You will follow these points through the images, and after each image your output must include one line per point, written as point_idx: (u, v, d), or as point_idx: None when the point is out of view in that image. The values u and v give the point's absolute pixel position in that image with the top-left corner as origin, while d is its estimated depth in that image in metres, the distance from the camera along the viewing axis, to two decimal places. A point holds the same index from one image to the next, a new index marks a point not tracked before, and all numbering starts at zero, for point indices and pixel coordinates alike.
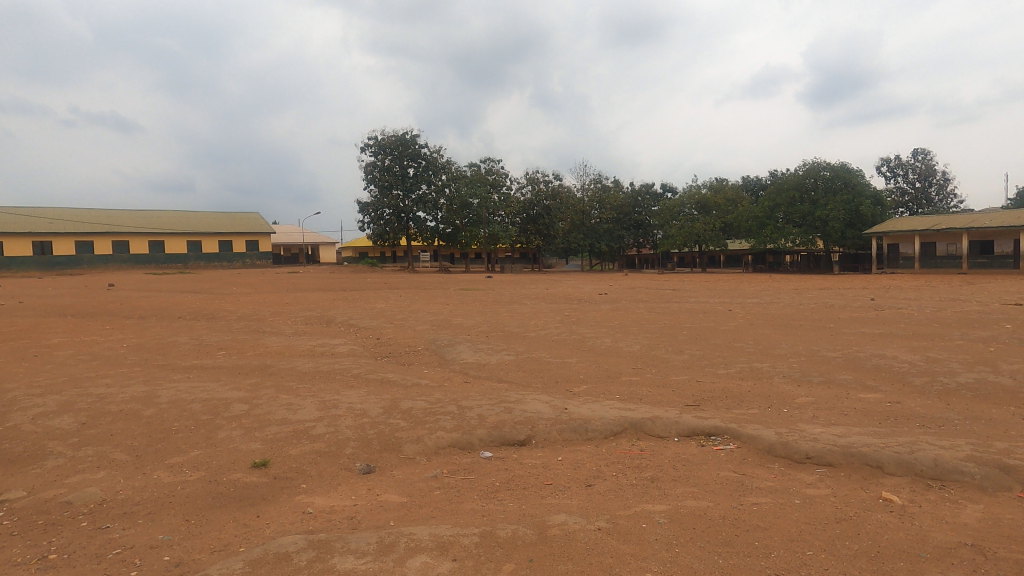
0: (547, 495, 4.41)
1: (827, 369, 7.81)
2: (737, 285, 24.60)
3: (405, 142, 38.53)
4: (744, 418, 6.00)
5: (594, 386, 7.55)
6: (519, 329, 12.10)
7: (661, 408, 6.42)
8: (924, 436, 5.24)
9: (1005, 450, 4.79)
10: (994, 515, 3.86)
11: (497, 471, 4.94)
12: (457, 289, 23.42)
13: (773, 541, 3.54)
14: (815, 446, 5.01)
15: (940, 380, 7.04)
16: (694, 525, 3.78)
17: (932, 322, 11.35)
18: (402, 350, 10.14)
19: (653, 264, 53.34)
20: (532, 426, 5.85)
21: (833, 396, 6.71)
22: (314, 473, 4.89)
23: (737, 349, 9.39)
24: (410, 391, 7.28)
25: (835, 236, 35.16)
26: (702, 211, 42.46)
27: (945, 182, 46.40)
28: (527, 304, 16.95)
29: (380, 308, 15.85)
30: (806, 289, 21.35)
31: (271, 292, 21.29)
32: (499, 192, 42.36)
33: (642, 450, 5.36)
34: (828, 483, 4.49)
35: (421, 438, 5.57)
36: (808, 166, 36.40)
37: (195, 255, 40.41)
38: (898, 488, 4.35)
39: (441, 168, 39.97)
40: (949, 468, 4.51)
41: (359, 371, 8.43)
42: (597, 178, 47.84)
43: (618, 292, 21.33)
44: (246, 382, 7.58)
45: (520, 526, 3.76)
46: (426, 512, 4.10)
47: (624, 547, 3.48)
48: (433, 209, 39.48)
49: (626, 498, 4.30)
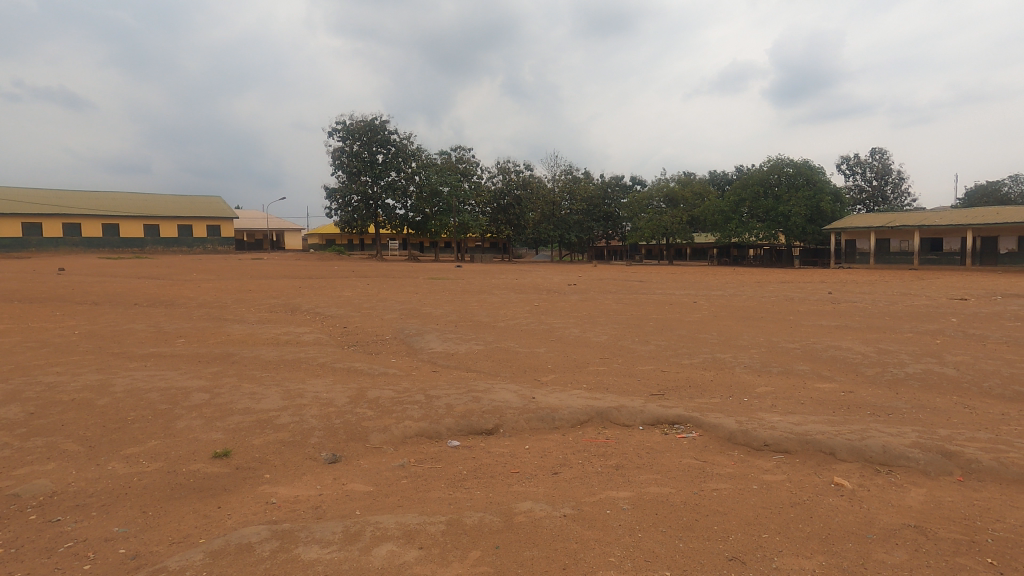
0: (514, 482, 4.44)
1: (786, 360, 8.07)
2: (701, 278, 25.13)
3: (374, 127, 37.76)
4: (705, 407, 6.17)
5: (562, 375, 7.63)
6: (488, 318, 12.11)
7: (626, 398, 6.53)
8: (873, 424, 5.49)
9: (948, 438, 5.05)
10: (935, 498, 4.09)
11: (464, 459, 4.95)
12: (426, 278, 23.24)
13: (731, 525, 3.67)
14: (773, 434, 5.18)
15: (890, 370, 7.38)
16: (656, 511, 3.88)
17: (885, 315, 11.88)
18: (369, 339, 10.00)
19: (622, 257, 53.68)
20: (500, 414, 5.88)
21: (791, 385, 6.95)
22: (278, 462, 4.81)
23: (701, 340, 9.60)
24: (377, 380, 7.20)
25: (796, 232, 36.11)
26: (670, 204, 43.16)
27: (900, 181, 48.19)
28: (497, 294, 16.96)
29: (348, 297, 15.62)
30: (769, 283, 21.77)
31: (232, 279, 20.63)
32: (470, 180, 42.38)
33: (608, 438, 5.45)
34: (784, 469, 4.66)
35: (388, 427, 5.54)
36: (771, 163, 37.41)
37: (153, 240, 38.93)
38: (849, 473, 4.55)
39: (411, 156, 39.39)
40: (896, 454, 4.74)
41: (326, 359, 8.31)
42: (567, 169, 47.95)
43: (586, 283, 21.52)
44: (207, 371, 7.36)
45: (487, 514, 3.79)
46: (392, 501, 4.09)
47: (588, 533, 3.55)
48: (402, 196, 39.00)
49: (591, 485, 4.38)
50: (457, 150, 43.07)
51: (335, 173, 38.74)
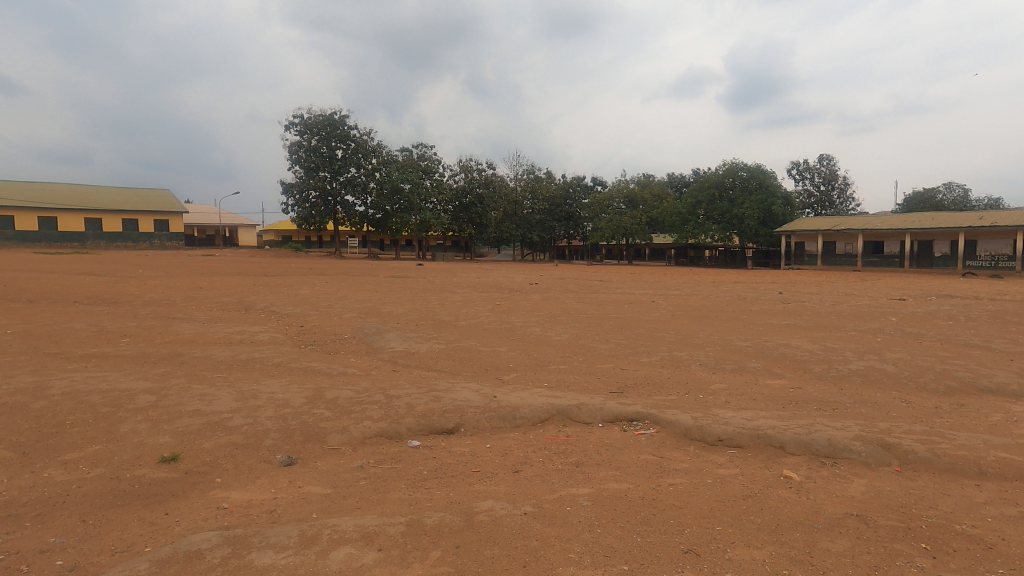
0: (475, 482, 4.43)
1: (739, 358, 8.35)
2: (660, 278, 25.68)
3: (334, 122, 36.91)
4: (663, 404, 6.31)
5: (523, 374, 7.65)
6: (450, 317, 12.05)
7: (586, 395, 6.61)
8: (820, 418, 5.74)
9: (888, 430, 5.34)
10: (876, 488, 4.31)
11: (425, 459, 4.90)
12: (386, 276, 22.89)
13: (687, 519, 3.77)
14: (727, 429, 5.35)
15: (835, 367, 7.74)
16: (614, 507, 3.94)
17: (831, 315, 12.43)
18: (327, 338, 9.79)
19: (583, 257, 54.26)
20: (461, 413, 5.86)
21: (744, 382, 7.20)
22: (230, 466, 4.65)
23: (659, 338, 9.81)
24: (336, 380, 7.05)
25: (750, 234, 37.34)
26: (630, 205, 43.94)
27: (846, 186, 50.47)
28: (459, 293, 16.90)
29: (305, 295, 15.25)
30: (724, 284, 22.46)
31: (181, 276, 19.77)
32: (432, 178, 42.06)
33: (568, 436, 5.51)
34: (736, 463, 4.82)
35: (347, 428, 5.43)
36: (726, 166, 38.54)
37: (94, 235, 37.00)
38: (797, 466, 4.74)
39: (372, 151, 38.72)
40: (840, 447, 4.97)
41: (282, 359, 8.07)
42: (530, 168, 48.18)
43: (547, 283, 21.65)
44: (153, 372, 7.05)
45: (448, 514, 3.77)
46: (351, 503, 4.01)
47: (549, 530, 3.58)
48: (362, 193, 38.33)
49: (552, 482, 4.42)
50: (418, 148, 42.58)
51: (292, 168, 37.73)
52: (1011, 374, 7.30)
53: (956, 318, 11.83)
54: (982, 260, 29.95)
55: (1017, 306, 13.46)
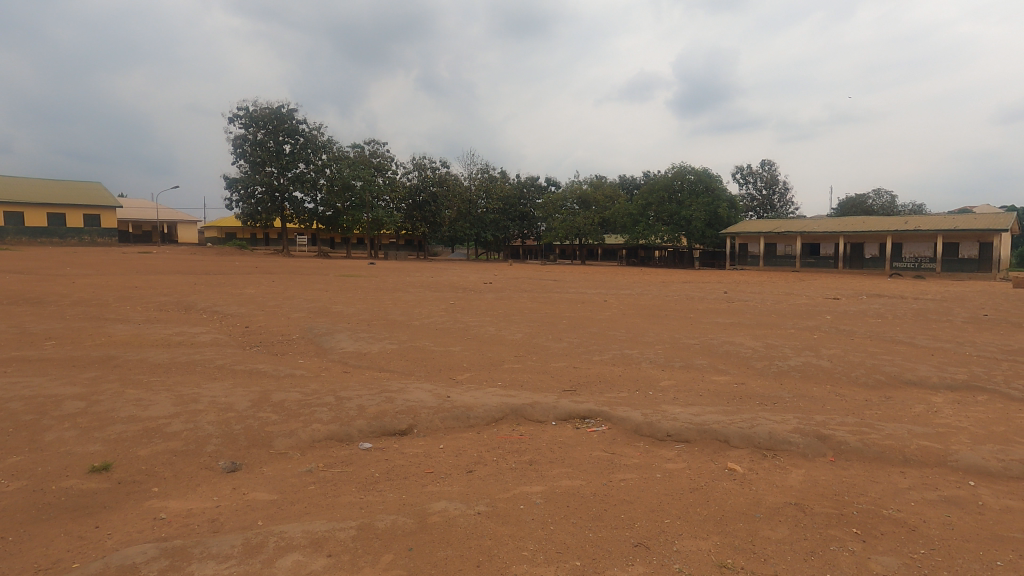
0: (428, 482, 4.39)
1: (687, 355, 8.62)
2: (612, 278, 26.17)
3: (281, 116, 35.72)
4: (615, 401, 6.44)
5: (477, 374, 7.63)
6: (403, 317, 11.89)
7: (540, 394, 6.67)
8: (762, 413, 6.00)
9: (824, 423, 5.62)
10: (812, 478, 4.54)
11: (376, 462, 4.82)
12: (337, 276, 22.35)
13: (636, 513, 3.85)
14: (675, 425, 5.52)
15: (776, 363, 8.11)
16: (567, 504, 3.98)
17: (771, 313, 13.04)
18: (274, 339, 9.45)
19: (537, 256, 54.60)
20: (414, 414, 5.79)
21: (691, 378, 7.44)
22: (168, 474, 4.42)
23: (611, 337, 10.00)
24: (283, 382, 6.83)
25: (696, 235, 38.61)
26: (583, 206, 44.68)
27: (785, 191, 53.00)
28: (413, 292, 16.71)
29: (250, 294, 14.69)
30: (672, 283, 23.24)
31: (115, 274, 18.69)
32: (384, 175, 41.61)
33: (522, 434, 5.54)
34: (684, 457, 4.97)
35: (295, 432, 5.27)
36: (675, 169, 39.82)
37: (16, 229, 34.40)
38: (741, 459, 4.94)
39: (322, 147, 37.70)
40: (780, 439, 5.21)
41: (225, 361, 7.75)
42: (484, 167, 48.11)
43: (501, 282, 21.70)
44: (83, 376, 6.61)
45: (400, 516, 3.71)
46: (299, 509, 3.89)
47: (503, 529, 3.58)
48: (311, 189, 37.24)
49: (506, 481, 4.43)
50: (371, 144, 41.87)
51: (237, 162, 36.28)
52: (931, 367, 7.85)
53: (884, 316, 12.62)
54: (907, 261, 32.08)
55: (938, 305, 14.47)
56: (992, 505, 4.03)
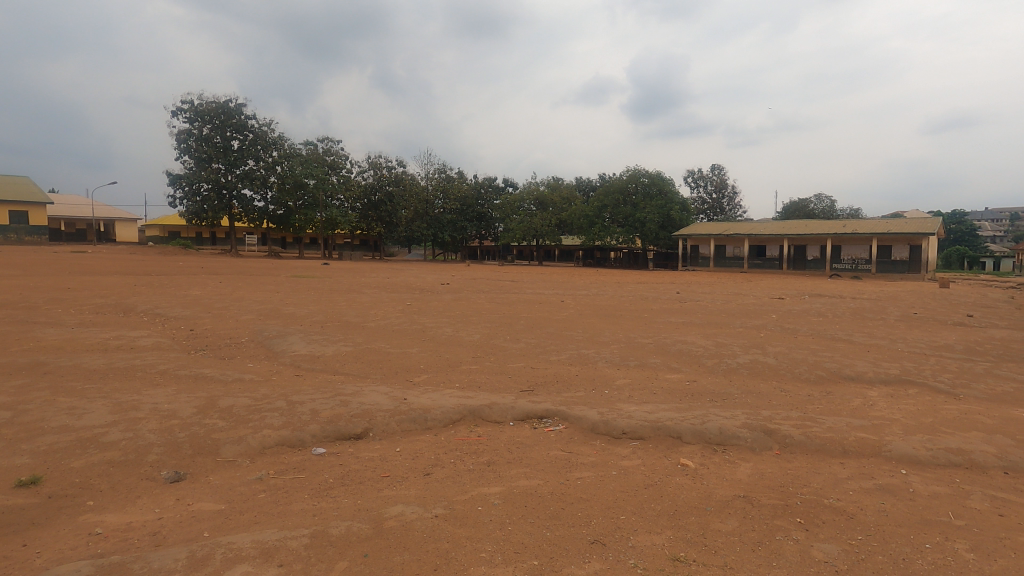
0: (385, 487, 4.32)
1: (641, 355, 8.80)
2: (569, 279, 26.43)
3: (229, 111, 34.40)
4: (571, 401, 6.51)
5: (434, 375, 7.57)
6: (358, 318, 11.66)
7: (498, 395, 6.67)
8: (713, 409, 6.20)
9: (770, 418, 5.86)
10: (760, 471, 4.72)
11: (330, 467, 4.70)
12: (289, 276, 21.70)
13: (593, 511, 3.90)
14: (630, 423, 5.63)
15: (725, 360, 8.39)
16: (525, 504, 4.00)
17: (721, 313, 13.48)
18: (222, 343, 9.09)
19: (495, 257, 54.54)
20: (370, 418, 5.68)
21: (646, 377, 7.60)
22: (105, 487, 4.17)
23: (568, 337, 10.11)
24: (231, 387, 6.57)
25: (650, 237, 39.47)
26: (540, 207, 45.02)
27: (734, 195, 54.96)
28: (369, 293, 16.42)
29: (196, 296, 14.06)
30: (627, 284, 23.67)
31: (45, 275, 17.56)
32: (339, 174, 40.83)
33: (480, 435, 5.52)
34: (639, 454, 5.07)
35: (244, 438, 5.08)
36: (629, 172, 40.72)
37: None
38: (693, 454, 5.09)
39: (272, 144, 36.55)
40: (730, 434, 5.39)
41: (168, 366, 7.39)
42: (441, 167, 47.71)
43: (459, 283, 21.56)
44: (8, 384, 6.17)
45: (355, 522, 3.63)
46: (248, 518, 3.76)
47: (460, 531, 3.56)
48: (261, 187, 36.04)
49: (463, 483, 4.40)
50: (324, 142, 40.96)
51: (181, 158, 34.71)
52: (867, 363, 8.31)
53: (825, 315, 13.26)
54: (846, 263, 33.76)
55: (873, 305, 15.32)
56: (921, 492, 4.30)
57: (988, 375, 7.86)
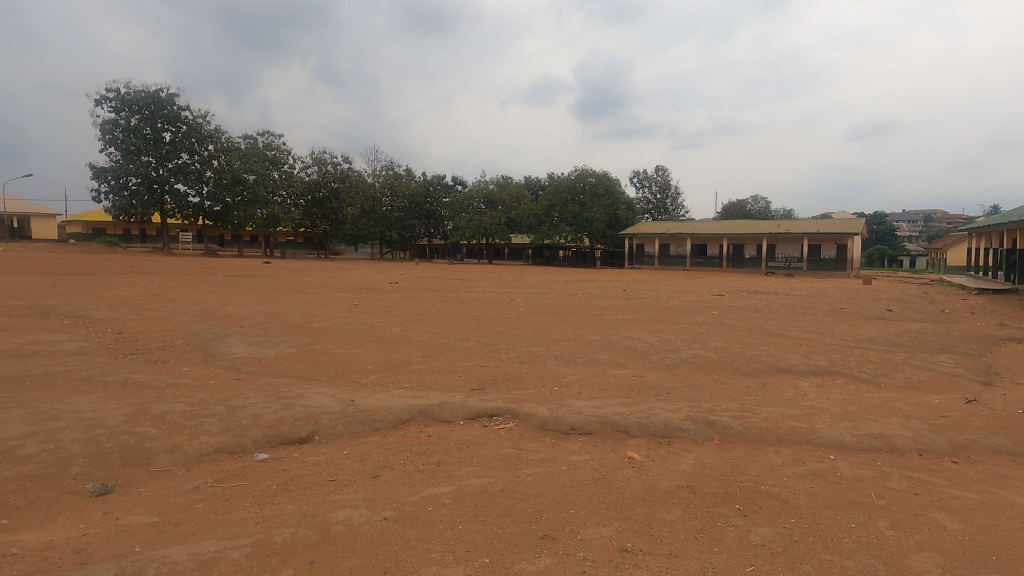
0: (332, 491, 4.21)
1: (589, 351, 8.95)
2: (519, 277, 26.55)
3: (159, 101, 32.48)
4: (522, 398, 6.56)
5: (382, 375, 7.45)
6: (302, 319, 11.28)
7: (448, 394, 6.63)
8: (657, 403, 6.39)
9: (712, 410, 6.10)
10: (702, 461, 4.91)
11: (273, 473, 4.54)
12: (228, 276, 20.76)
13: (543, 506, 3.95)
14: (579, 418, 5.73)
15: (670, 356, 8.67)
16: (476, 502, 4.00)
17: (666, 309, 13.94)
18: (154, 346, 8.59)
19: (444, 255, 54.10)
20: (316, 421, 5.53)
21: (594, 373, 7.76)
22: (21, 503, 3.86)
23: (518, 335, 10.17)
24: (165, 393, 6.22)
25: (598, 236, 40.25)
26: (489, 205, 44.95)
27: (677, 196, 56.86)
28: (314, 293, 15.95)
29: (125, 297, 13.24)
30: (575, 282, 24.05)
31: None
32: (280, 169, 39.36)
33: (430, 435, 5.47)
34: (587, 449, 5.17)
35: (179, 446, 4.83)
36: (577, 172, 41.52)
37: None
38: (639, 447, 5.23)
39: (208, 137, 34.83)
40: (673, 427, 5.58)
41: (93, 372, 6.91)
42: (389, 164, 46.83)
43: (407, 282, 21.25)
44: None
45: (300, 529, 3.52)
46: (184, 530, 3.57)
47: (410, 532, 3.52)
48: (196, 182, 34.30)
49: (413, 484, 4.35)
50: (264, 136, 39.35)
51: (106, 150, 32.50)
52: (800, 355, 8.79)
53: (762, 310, 13.92)
54: (780, 261, 35.61)
55: (804, 300, 16.23)
56: (847, 475, 4.60)
57: (906, 364, 8.48)
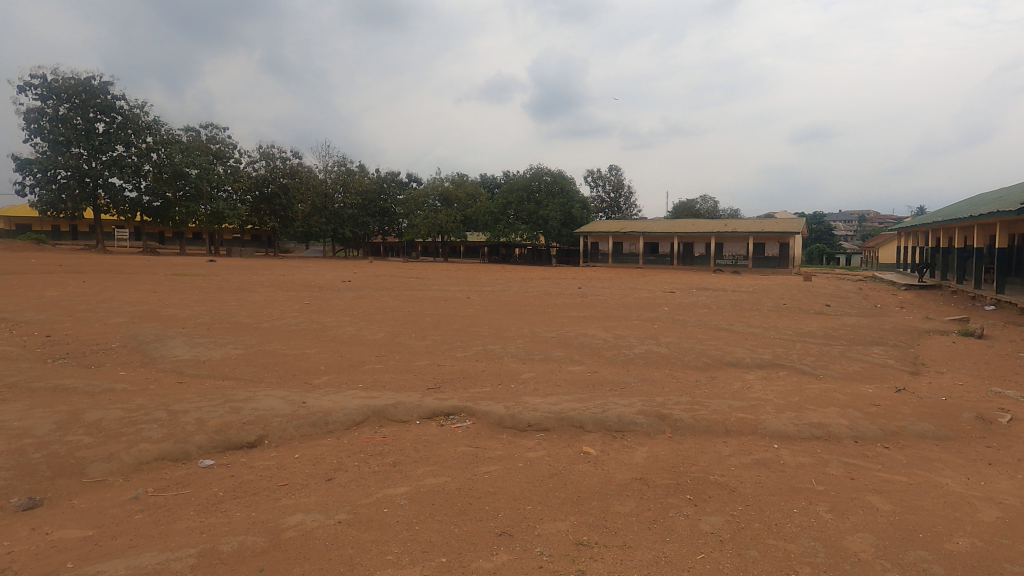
0: (282, 496, 4.08)
1: (545, 348, 9.04)
2: (475, 275, 26.50)
3: (91, 89, 30.55)
4: (478, 396, 6.55)
5: (335, 376, 7.28)
6: (250, 319, 10.88)
7: (403, 393, 6.55)
8: (611, 398, 6.51)
9: (664, 404, 6.26)
10: (654, 454, 5.02)
11: (220, 479, 4.37)
12: (169, 274, 19.82)
13: (500, 504, 3.95)
14: (536, 415, 5.77)
15: (623, 351, 8.86)
16: (432, 502, 3.96)
17: (620, 306, 14.24)
18: (87, 349, 8.10)
19: (399, 253, 53.36)
20: (265, 424, 5.34)
21: (549, 370, 7.83)
22: None
23: (474, 333, 10.14)
24: (100, 398, 5.88)
25: (553, 234, 40.69)
26: (445, 203, 44.58)
27: (630, 195, 58.10)
28: (263, 292, 15.42)
29: (55, 298, 12.44)
30: (532, 279, 24.23)
31: None
32: (225, 163, 37.85)
33: (384, 436, 5.38)
34: (544, 445, 5.21)
35: (116, 455, 4.57)
36: (532, 171, 41.84)
37: None
38: (594, 442, 5.31)
39: (146, 128, 33.06)
40: (627, 421, 5.70)
41: (18, 378, 6.44)
42: (341, 160, 45.75)
43: (361, 280, 20.84)
44: None
45: (249, 536, 3.40)
46: (123, 542, 3.39)
47: (365, 535, 3.46)
48: (133, 176, 32.54)
49: (368, 486, 4.27)
50: (207, 128, 37.78)
51: (31, 140, 30.37)
52: (746, 349, 9.15)
53: (710, 306, 14.42)
54: (728, 259, 36.93)
55: (749, 296, 16.89)
56: (790, 463, 4.82)
57: (842, 356, 8.96)
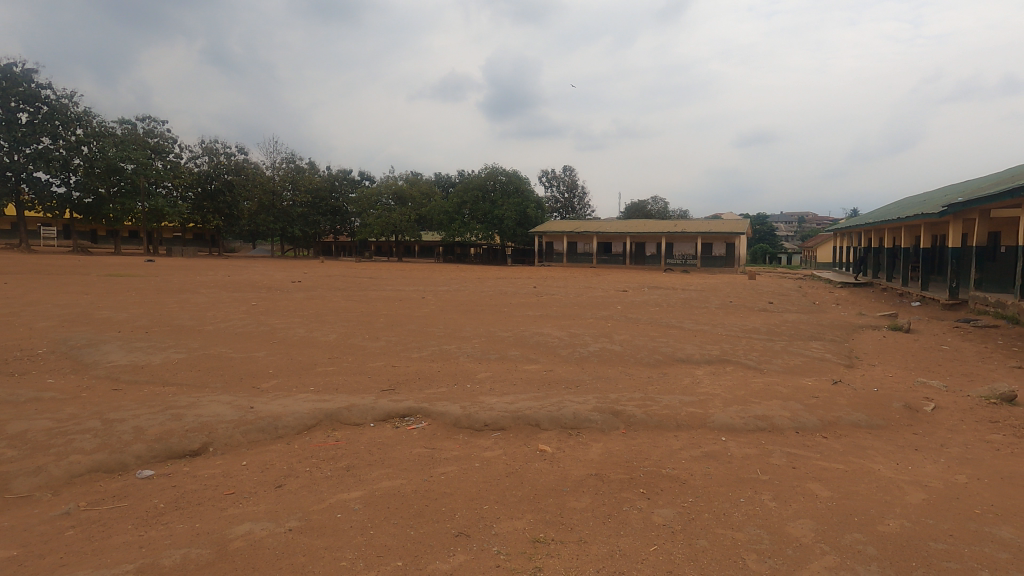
0: (229, 505, 3.92)
1: (500, 347, 9.05)
2: (430, 275, 26.24)
3: (12, 76, 28.43)
4: (434, 397, 6.49)
5: (286, 379, 7.06)
6: (192, 321, 10.38)
7: (357, 396, 6.41)
8: (567, 396, 6.59)
9: (618, 400, 6.38)
10: (609, 450, 5.12)
11: (161, 490, 4.15)
12: (103, 275, 18.69)
13: (457, 504, 3.93)
14: (492, 414, 5.77)
15: (578, 350, 8.97)
16: (387, 505, 3.90)
17: (574, 305, 14.42)
18: (9, 356, 7.53)
19: (352, 253, 52.20)
20: (209, 432, 5.11)
21: (505, 369, 7.84)
22: None
23: (430, 333, 10.04)
24: (25, 408, 5.49)
25: (508, 234, 40.79)
26: (399, 202, 43.95)
27: (583, 196, 58.98)
28: (206, 293, 14.77)
29: None
30: (488, 279, 24.20)
31: None
32: (165, 158, 36.03)
33: (338, 440, 5.26)
34: (500, 444, 5.22)
35: (44, 468, 4.28)
36: (487, 170, 41.82)
37: None
38: (550, 440, 5.36)
39: (76, 120, 31.06)
40: (582, 418, 5.78)
41: None
42: (289, 157, 44.33)
43: (312, 280, 20.29)
44: None
45: (193, 549, 3.25)
46: (52, 561, 3.17)
47: (318, 542, 3.37)
48: (61, 170, 30.52)
49: (320, 491, 4.15)
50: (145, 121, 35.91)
51: None
52: (695, 346, 9.43)
53: (662, 304, 14.81)
54: (677, 259, 38.06)
55: (698, 294, 17.47)
56: (736, 455, 5.00)
57: (784, 351, 9.38)
